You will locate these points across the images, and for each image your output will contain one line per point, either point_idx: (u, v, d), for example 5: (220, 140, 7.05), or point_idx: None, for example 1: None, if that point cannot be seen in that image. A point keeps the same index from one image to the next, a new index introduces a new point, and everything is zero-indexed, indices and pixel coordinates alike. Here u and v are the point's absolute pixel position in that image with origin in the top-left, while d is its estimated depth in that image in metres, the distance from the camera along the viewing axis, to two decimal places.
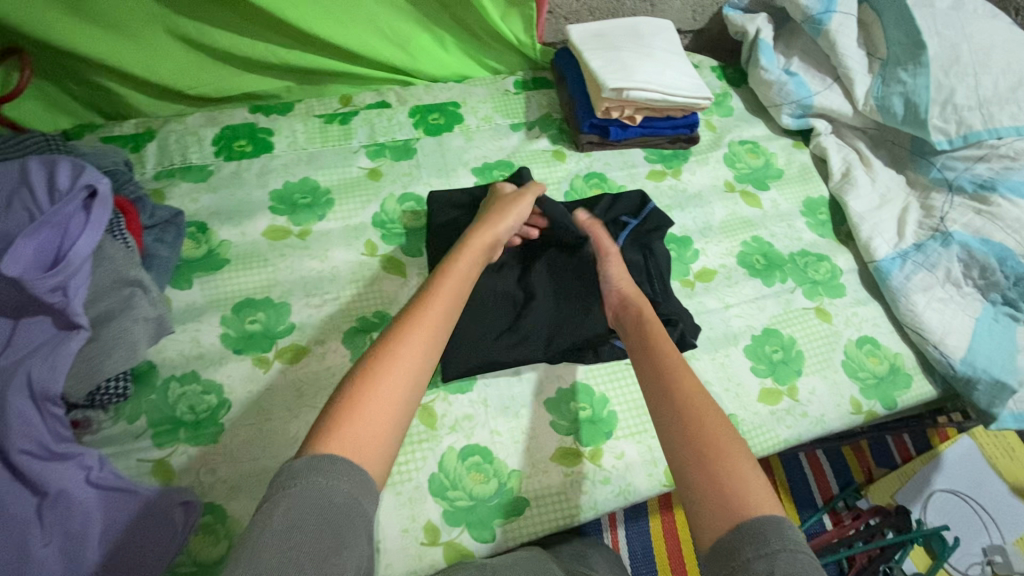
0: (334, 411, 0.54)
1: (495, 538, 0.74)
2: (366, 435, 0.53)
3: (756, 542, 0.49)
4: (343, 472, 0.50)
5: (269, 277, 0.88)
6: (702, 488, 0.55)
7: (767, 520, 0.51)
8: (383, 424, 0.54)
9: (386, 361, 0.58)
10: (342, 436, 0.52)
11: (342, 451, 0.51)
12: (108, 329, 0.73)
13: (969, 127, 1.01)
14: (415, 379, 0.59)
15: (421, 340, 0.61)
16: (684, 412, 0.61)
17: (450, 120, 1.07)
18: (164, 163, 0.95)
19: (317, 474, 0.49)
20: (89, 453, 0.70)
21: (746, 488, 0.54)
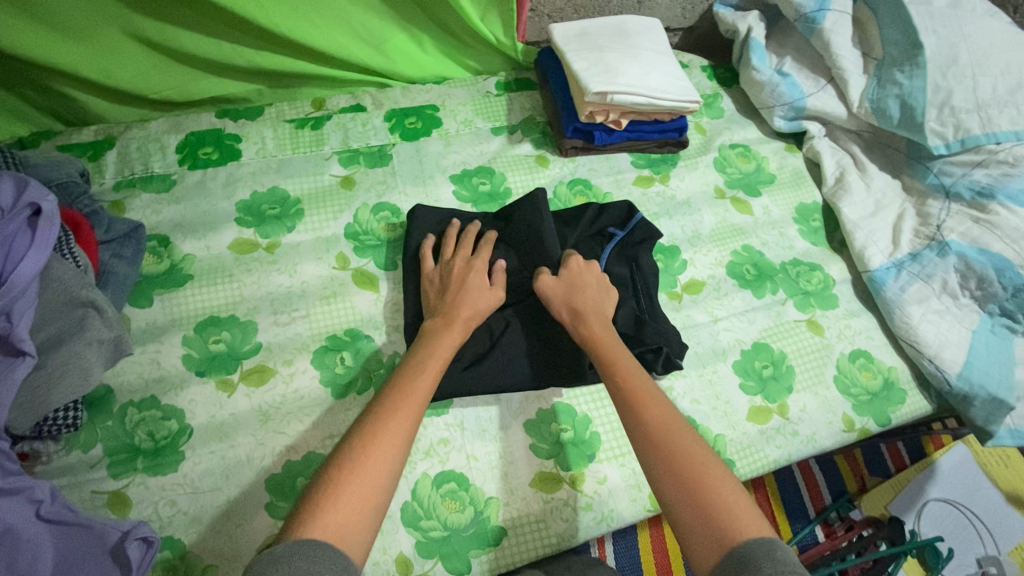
0: (315, 495, 0.53)
1: (471, 570, 0.71)
2: (351, 520, 0.52)
3: (749, 568, 0.48)
4: (326, 557, 0.48)
5: (235, 293, 0.83)
6: (691, 521, 0.54)
7: (757, 545, 0.50)
8: (367, 506, 0.53)
9: (369, 439, 0.57)
10: (325, 520, 0.51)
11: (324, 536, 0.50)
12: (57, 353, 0.68)
13: (967, 131, 0.97)
14: (399, 454, 0.57)
15: (405, 416, 0.61)
16: (662, 440, 0.60)
17: (427, 124, 1.03)
18: (124, 172, 0.90)
19: (298, 557, 0.47)
20: (39, 487, 0.66)
21: (733, 515, 0.53)
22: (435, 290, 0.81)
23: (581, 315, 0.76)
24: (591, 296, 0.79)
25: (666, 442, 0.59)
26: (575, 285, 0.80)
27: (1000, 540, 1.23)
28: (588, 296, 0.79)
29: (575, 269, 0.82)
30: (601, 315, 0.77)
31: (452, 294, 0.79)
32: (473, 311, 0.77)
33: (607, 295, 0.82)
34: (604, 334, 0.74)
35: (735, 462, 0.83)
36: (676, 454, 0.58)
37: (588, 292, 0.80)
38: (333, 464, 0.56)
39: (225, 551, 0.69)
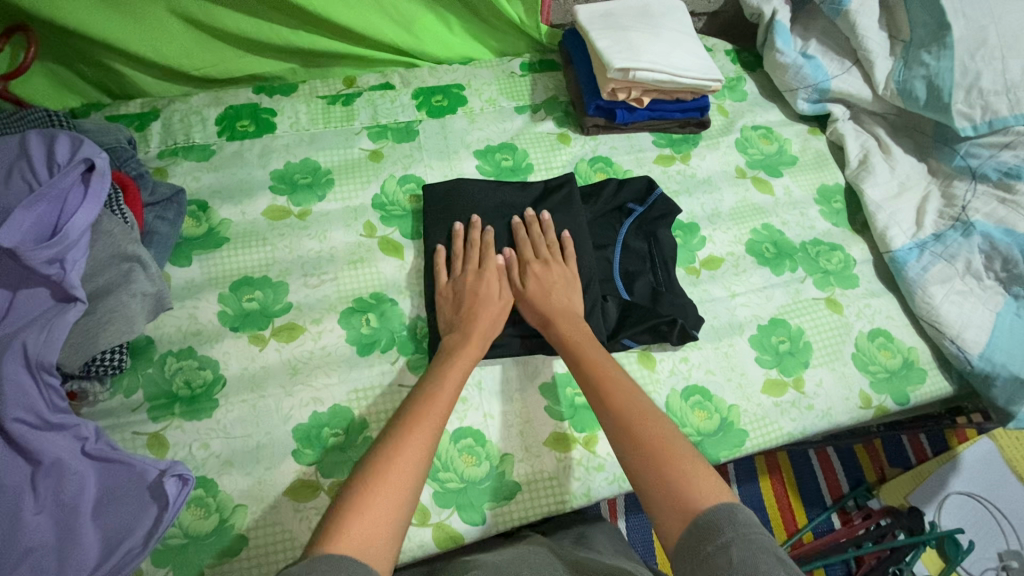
0: (339, 510, 0.54)
1: (485, 521, 0.74)
2: (373, 537, 0.53)
3: (712, 535, 0.50)
4: (353, 571, 0.48)
5: (268, 256, 0.88)
6: (659, 500, 0.56)
7: (719, 511, 0.52)
8: (388, 525, 0.54)
9: (389, 461, 0.58)
10: (349, 536, 0.52)
11: (348, 550, 0.50)
12: (106, 301, 0.73)
13: (995, 112, 0.96)
14: (418, 476, 0.59)
15: (424, 438, 0.62)
16: (626, 419, 0.63)
17: (453, 102, 1.06)
18: (168, 142, 0.95)
19: (321, 574, 0.46)
20: (85, 425, 0.71)
21: (698, 488, 0.55)
22: (449, 304, 0.82)
23: (553, 322, 0.78)
24: (563, 298, 0.81)
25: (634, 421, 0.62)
26: (544, 289, 0.81)
27: None
28: (558, 298, 0.81)
29: (542, 269, 0.83)
30: (569, 314, 0.79)
31: (465, 306, 0.80)
32: (488, 327, 0.79)
33: (577, 291, 0.83)
34: (574, 333, 0.76)
35: (748, 432, 0.83)
36: (644, 439, 0.60)
37: (560, 292, 0.82)
38: (355, 484, 0.57)
39: (254, 492, 0.73)
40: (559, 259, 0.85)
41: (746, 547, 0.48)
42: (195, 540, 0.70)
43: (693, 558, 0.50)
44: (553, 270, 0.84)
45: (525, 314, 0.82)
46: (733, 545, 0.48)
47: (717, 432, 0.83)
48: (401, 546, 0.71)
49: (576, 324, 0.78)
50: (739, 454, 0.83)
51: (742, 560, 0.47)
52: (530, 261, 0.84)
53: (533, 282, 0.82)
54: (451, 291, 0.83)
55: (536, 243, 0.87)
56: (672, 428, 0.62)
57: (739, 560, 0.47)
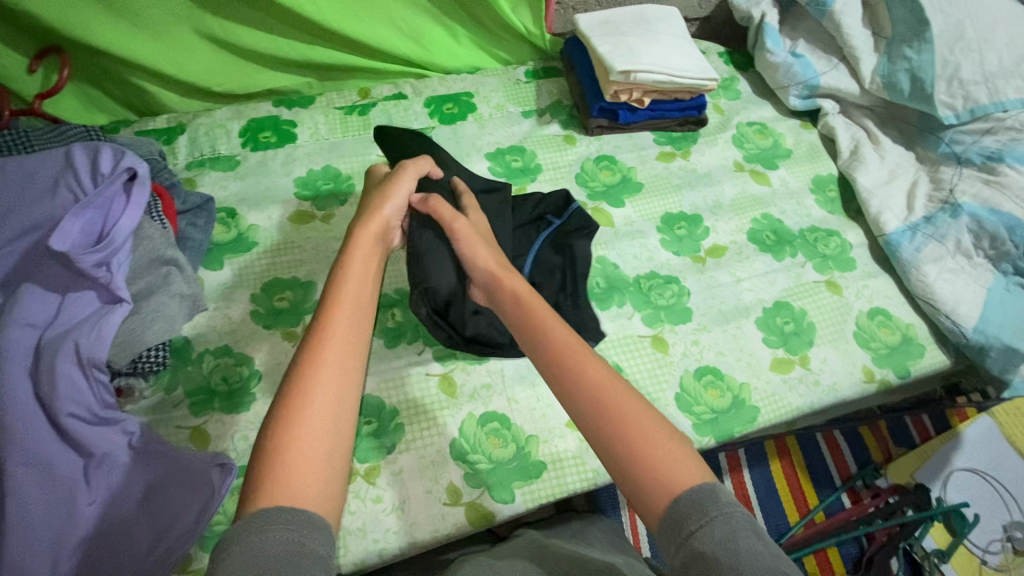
0: (257, 457, 0.48)
1: (514, 499, 0.77)
2: (302, 476, 0.47)
3: (697, 513, 0.46)
4: (284, 525, 0.44)
5: (296, 257, 0.92)
6: (625, 465, 0.50)
7: (698, 487, 0.48)
8: (315, 460, 0.48)
9: (299, 392, 0.51)
10: (273, 481, 0.46)
11: (278, 501, 0.45)
12: (148, 302, 0.78)
13: (976, 101, 1.03)
14: (340, 396, 0.52)
15: (336, 353, 0.54)
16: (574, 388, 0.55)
17: (463, 109, 1.11)
18: (195, 154, 1.00)
19: (253, 534, 0.43)
20: (130, 420, 0.75)
21: (667, 459, 0.50)
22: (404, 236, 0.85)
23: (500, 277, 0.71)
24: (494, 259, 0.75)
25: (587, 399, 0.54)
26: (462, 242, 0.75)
27: None
28: (482, 249, 0.73)
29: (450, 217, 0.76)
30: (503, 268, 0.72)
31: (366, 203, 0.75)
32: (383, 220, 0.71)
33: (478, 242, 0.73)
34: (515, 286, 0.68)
35: (759, 408, 0.87)
36: (598, 403, 0.54)
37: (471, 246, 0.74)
38: (269, 427, 0.50)
39: None
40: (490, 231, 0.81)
41: (732, 526, 0.45)
42: None
43: (677, 536, 0.46)
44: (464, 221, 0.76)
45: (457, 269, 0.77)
46: (717, 522, 0.45)
47: (730, 409, 0.87)
48: (436, 525, 0.75)
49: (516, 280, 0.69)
50: (752, 429, 0.87)
51: (728, 538, 0.44)
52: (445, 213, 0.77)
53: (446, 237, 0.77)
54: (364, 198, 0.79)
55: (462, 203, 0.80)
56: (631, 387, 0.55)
57: (726, 538, 0.44)
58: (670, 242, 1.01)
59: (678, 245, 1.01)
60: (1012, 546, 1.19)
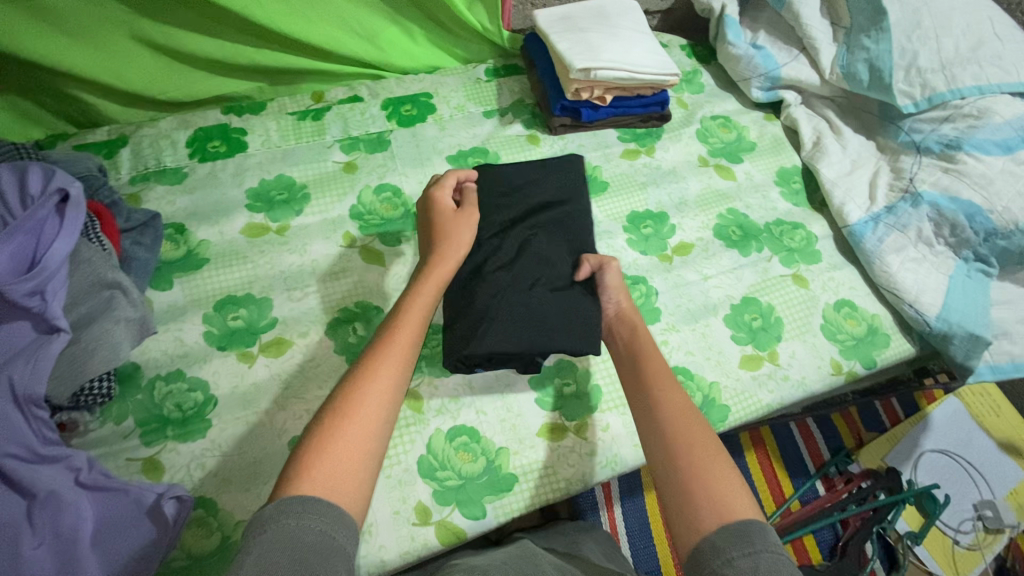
0: (302, 453, 0.54)
1: (486, 515, 0.76)
2: (338, 475, 0.53)
3: (741, 541, 0.49)
4: (317, 512, 0.49)
5: (250, 273, 0.88)
6: (681, 493, 0.55)
7: (749, 521, 0.51)
8: (355, 465, 0.54)
9: (350, 400, 0.58)
10: (314, 475, 0.52)
11: (313, 490, 0.51)
12: (89, 330, 0.73)
13: (933, 89, 1.03)
14: (386, 411, 0.59)
15: (390, 371, 0.62)
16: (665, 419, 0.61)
17: (423, 111, 1.08)
18: (139, 167, 0.95)
19: (287, 516, 0.48)
20: (76, 455, 0.71)
21: (728, 490, 0.54)
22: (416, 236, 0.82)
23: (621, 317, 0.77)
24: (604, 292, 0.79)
25: (680, 428, 0.59)
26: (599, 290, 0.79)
27: (997, 486, 1.29)
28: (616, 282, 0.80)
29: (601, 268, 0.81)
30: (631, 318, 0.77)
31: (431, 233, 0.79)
32: (457, 249, 0.77)
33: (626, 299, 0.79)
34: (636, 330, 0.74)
35: (729, 407, 0.87)
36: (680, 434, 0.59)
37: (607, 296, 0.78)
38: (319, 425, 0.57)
39: (255, 508, 0.74)
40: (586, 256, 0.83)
41: (772, 560, 0.47)
42: (199, 560, 0.71)
43: (712, 562, 0.49)
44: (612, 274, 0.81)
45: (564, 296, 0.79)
46: (760, 555, 0.48)
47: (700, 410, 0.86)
48: (405, 546, 0.73)
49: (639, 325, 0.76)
50: (723, 428, 0.86)
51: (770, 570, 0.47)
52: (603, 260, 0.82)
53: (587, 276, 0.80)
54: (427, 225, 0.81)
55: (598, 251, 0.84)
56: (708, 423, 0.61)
57: (766, 569, 0.47)
58: (636, 241, 1.00)
59: (645, 245, 1.00)
60: (983, 525, 1.25)
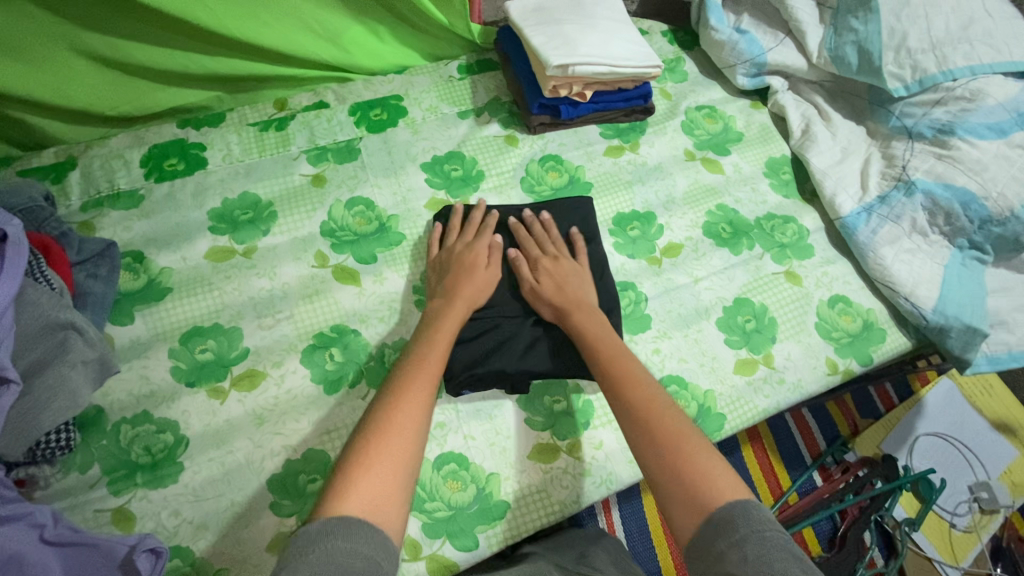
0: (343, 474, 0.55)
1: (479, 545, 0.73)
2: (381, 496, 0.54)
3: (727, 531, 0.51)
4: (361, 533, 0.50)
5: (216, 301, 0.83)
6: (670, 487, 0.57)
7: (733, 507, 0.53)
8: (396, 485, 0.55)
9: (387, 421, 0.59)
10: (356, 496, 0.53)
11: (358, 512, 0.52)
12: (43, 377, 0.67)
13: (924, 71, 0.98)
14: (421, 434, 0.60)
15: (422, 393, 0.63)
16: (641, 418, 0.62)
17: (393, 114, 1.02)
18: (90, 192, 0.89)
19: (337, 538, 0.49)
20: (39, 512, 0.65)
21: (710, 480, 0.56)
22: (435, 273, 0.84)
23: (567, 315, 0.78)
24: (576, 290, 0.81)
25: (655, 419, 0.61)
26: (558, 283, 0.81)
27: (991, 465, 1.30)
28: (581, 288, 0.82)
29: (553, 265, 0.83)
30: (585, 307, 0.78)
31: (451, 275, 0.82)
32: (471, 285, 0.80)
33: (589, 285, 0.83)
34: (590, 327, 0.75)
35: (725, 415, 0.85)
36: (654, 429, 0.61)
37: (573, 284, 0.82)
38: (356, 446, 0.58)
39: (234, 554, 0.70)
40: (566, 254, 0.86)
41: (759, 545, 0.50)
42: None
43: (707, 555, 0.51)
44: (563, 265, 0.84)
45: (538, 307, 0.82)
46: (747, 544, 0.50)
47: (696, 420, 0.84)
48: None
49: (594, 318, 0.77)
50: (719, 437, 0.84)
51: (757, 560, 0.48)
52: (540, 257, 0.84)
53: (545, 278, 0.82)
54: (440, 264, 0.85)
55: (542, 240, 0.87)
56: (681, 414, 0.63)
57: (752, 559, 0.49)
58: (623, 244, 0.96)
59: (632, 248, 0.96)
60: (979, 507, 1.26)
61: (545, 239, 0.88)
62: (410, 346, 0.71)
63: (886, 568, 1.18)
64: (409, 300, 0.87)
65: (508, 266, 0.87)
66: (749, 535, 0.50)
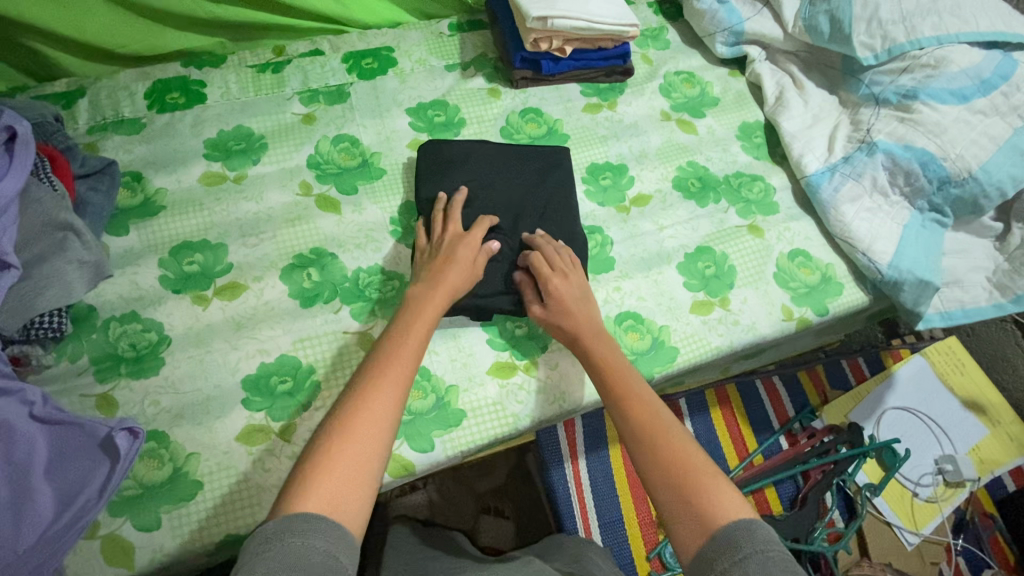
0: (307, 474, 0.58)
1: (434, 448, 0.78)
2: (342, 497, 0.57)
3: (726, 549, 0.54)
4: (320, 529, 0.53)
5: (205, 220, 0.89)
6: (679, 512, 0.60)
7: (737, 525, 0.56)
8: (358, 480, 0.59)
9: (350, 422, 0.62)
10: (317, 495, 0.56)
11: (318, 509, 0.55)
12: (41, 268, 0.74)
13: (894, 41, 1.02)
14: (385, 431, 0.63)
15: (388, 389, 0.66)
16: (648, 443, 0.66)
17: (383, 64, 1.08)
18: (96, 118, 0.95)
19: (293, 535, 0.52)
20: (29, 390, 0.71)
21: (713, 500, 0.59)
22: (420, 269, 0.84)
23: (580, 344, 0.79)
24: (585, 313, 0.81)
25: (669, 448, 0.64)
26: (567, 306, 0.81)
27: (958, 441, 1.32)
28: (592, 312, 0.82)
29: (562, 284, 0.82)
30: (600, 333, 0.80)
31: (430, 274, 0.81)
32: (456, 285, 0.80)
33: (595, 304, 0.83)
34: (607, 350, 0.78)
35: (678, 350, 0.89)
36: (667, 454, 0.64)
37: (586, 307, 0.82)
38: (320, 447, 0.61)
39: (205, 440, 0.76)
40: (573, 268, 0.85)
41: (762, 562, 0.52)
42: (151, 489, 0.73)
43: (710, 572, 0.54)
44: (571, 283, 0.83)
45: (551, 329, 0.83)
46: (750, 559, 0.53)
47: (649, 351, 0.88)
48: None
49: (608, 341, 0.79)
50: (672, 369, 0.88)
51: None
52: (550, 276, 0.82)
53: (554, 301, 0.82)
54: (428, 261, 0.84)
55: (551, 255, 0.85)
56: (688, 438, 0.66)
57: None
58: (595, 192, 1.01)
59: (603, 196, 1.01)
60: (943, 479, 1.28)
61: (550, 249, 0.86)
62: (381, 341, 0.73)
63: (845, 529, 1.21)
64: (385, 230, 0.93)
65: (481, 204, 0.92)
66: (751, 552, 0.53)
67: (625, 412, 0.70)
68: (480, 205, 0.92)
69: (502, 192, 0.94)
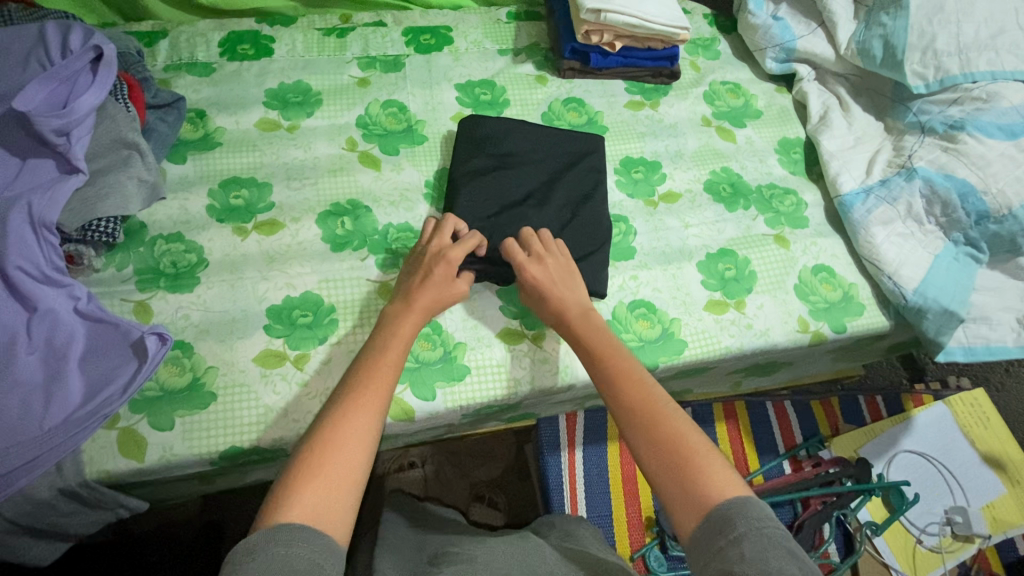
0: (287, 485, 0.57)
1: (436, 398, 0.81)
2: (327, 506, 0.56)
3: (725, 529, 0.55)
4: (303, 538, 0.52)
5: (256, 160, 0.96)
6: (675, 492, 0.60)
7: (732, 503, 0.57)
8: (341, 490, 0.57)
9: (327, 439, 0.60)
10: (298, 506, 0.55)
11: (302, 521, 0.54)
12: (104, 178, 0.82)
13: (947, 72, 1.02)
14: (368, 443, 0.61)
15: (367, 406, 0.64)
16: (642, 424, 0.65)
17: (440, 41, 1.13)
18: (173, 58, 1.03)
19: (276, 545, 0.51)
20: (78, 286, 0.77)
21: (710, 481, 0.59)
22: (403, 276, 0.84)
23: (572, 327, 0.78)
24: (567, 293, 0.81)
25: (661, 433, 0.64)
26: (547, 291, 0.81)
27: (972, 494, 1.27)
28: (573, 295, 0.81)
29: (540, 269, 0.82)
30: (586, 314, 0.79)
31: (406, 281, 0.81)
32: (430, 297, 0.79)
33: (582, 288, 0.83)
34: (592, 333, 0.77)
35: (687, 344, 0.90)
36: (658, 427, 0.64)
37: (567, 288, 0.81)
38: (299, 464, 0.59)
39: (225, 357, 0.81)
40: (553, 251, 0.85)
41: (757, 540, 0.53)
42: (170, 394, 0.77)
43: (708, 550, 0.55)
44: (549, 265, 0.83)
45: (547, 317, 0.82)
46: (745, 540, 0.53)
47: (658, 340, 0.89)
48: None
49: (597, 329, 0.77)
50: (678, 361, 0.89)
51: (754, 555, 0.52)
52: (526, 263, 0.83)
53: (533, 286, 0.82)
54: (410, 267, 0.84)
55: (527, 244, 0.85)
56: (680, 412, 0.66)
57: (750, 556, 0.52)
58: (625, 184, 1.03)
59: (633, 189, 1.03)
60: (951, 530, 1.23)
61: (530, 241, 0.85)
62: (362, 353, 0.72)
63: (839, 562, 1.17)
64: (419, 192, 0.97)
65: (512, 179, 0.95)
66: (746, 531, 0.54)
67: (615, 393, 0.69)
68: (511, 179, 0.95)
69: (536, 170, 0.97)
